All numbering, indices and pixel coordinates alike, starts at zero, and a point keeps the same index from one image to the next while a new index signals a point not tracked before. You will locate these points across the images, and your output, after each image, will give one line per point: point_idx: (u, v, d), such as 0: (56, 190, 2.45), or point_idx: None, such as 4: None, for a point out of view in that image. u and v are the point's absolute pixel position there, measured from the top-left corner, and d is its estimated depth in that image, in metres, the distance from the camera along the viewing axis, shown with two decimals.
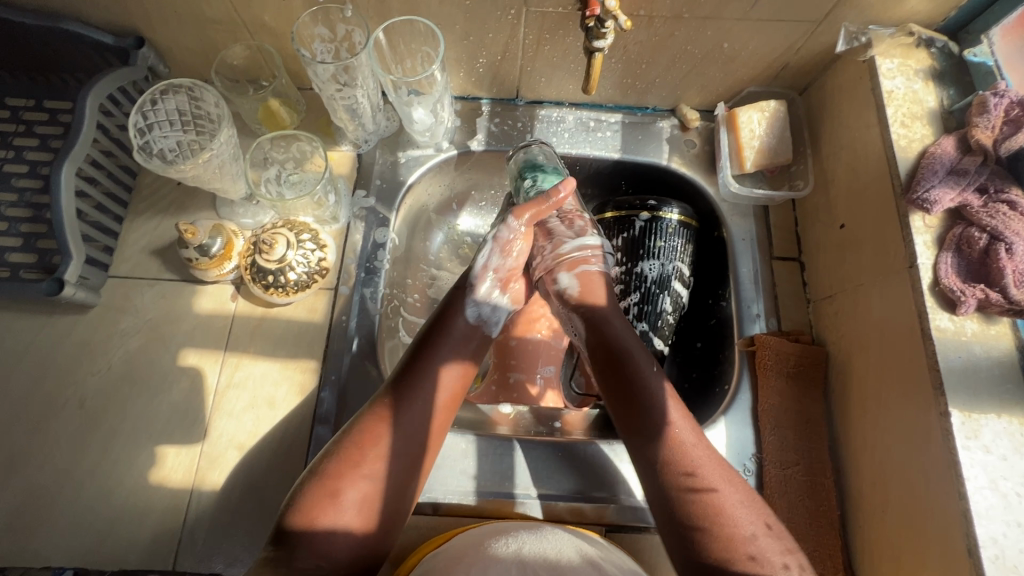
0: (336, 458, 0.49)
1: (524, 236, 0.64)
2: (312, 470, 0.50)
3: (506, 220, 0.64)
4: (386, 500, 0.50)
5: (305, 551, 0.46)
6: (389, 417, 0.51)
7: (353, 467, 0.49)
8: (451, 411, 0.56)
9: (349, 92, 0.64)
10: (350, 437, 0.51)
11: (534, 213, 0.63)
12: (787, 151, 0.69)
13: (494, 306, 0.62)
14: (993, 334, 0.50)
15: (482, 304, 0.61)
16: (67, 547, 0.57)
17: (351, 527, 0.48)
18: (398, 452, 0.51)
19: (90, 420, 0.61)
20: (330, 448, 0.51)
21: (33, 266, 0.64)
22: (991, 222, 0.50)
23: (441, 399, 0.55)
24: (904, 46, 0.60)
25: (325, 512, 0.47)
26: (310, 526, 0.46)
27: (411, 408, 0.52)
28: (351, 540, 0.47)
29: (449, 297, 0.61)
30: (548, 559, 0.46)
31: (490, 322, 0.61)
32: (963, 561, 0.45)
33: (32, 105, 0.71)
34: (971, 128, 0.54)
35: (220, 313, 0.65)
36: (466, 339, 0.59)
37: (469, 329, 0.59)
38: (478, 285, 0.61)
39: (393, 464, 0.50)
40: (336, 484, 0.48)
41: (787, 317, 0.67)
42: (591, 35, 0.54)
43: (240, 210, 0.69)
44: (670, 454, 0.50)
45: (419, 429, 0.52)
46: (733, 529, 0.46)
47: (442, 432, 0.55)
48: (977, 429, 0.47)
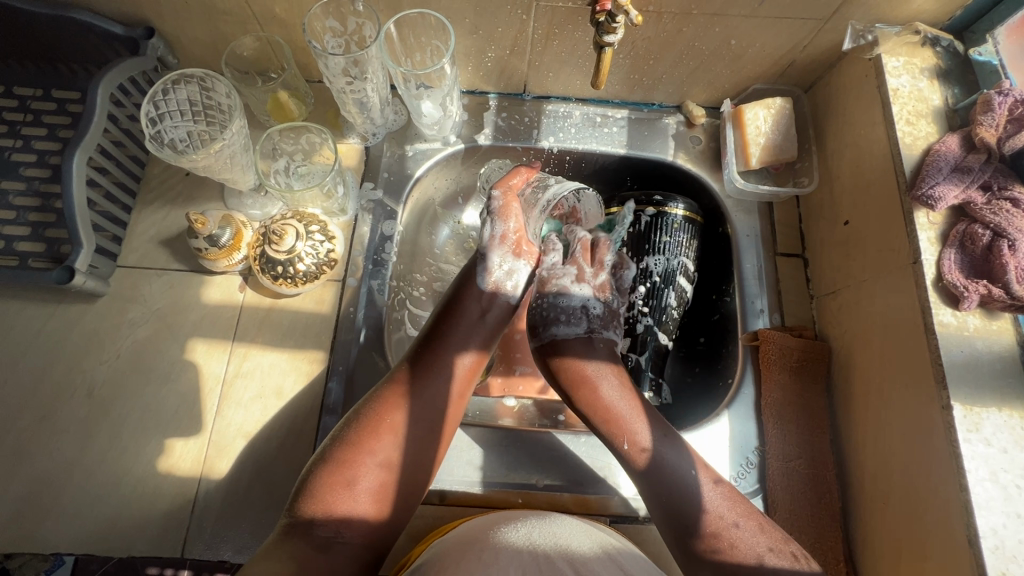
0: (351, 438, 0.51)
1: (513, 199, 0.61)
2: (328, 446, 0.52)
3: (496, 191, 0.61)
4: (402, 480, 0.51)
5: (324, 524, 0.47)
6: (404, 397, 0.53)
7: (368, 447, 0.51)
8: (465, 396, 0.57)
9: (359, 85, 0.64)
10: (369, 409, 0.53)
11: (512, 184, 0.62)
12: (791, 148, 0.70)
13: (510, 269, 0.61)
14: (995, 329, 0.51)
15: (496, 271, 0.60)
16: (76, 534, 0.57)
17: (369, 499, 0.49)
18: (414, 434, 0.53)
19: (98, 408, 0.62)
20: (343, 427, 0.52)
21: (41, 255, 0.64)
22: (994, 219, 0.51)
23: (454, 378, 0.56)
24: (910, 44, 0.61)
25: (342, 488, 0.49)
26: (328, 501, 0.48)
27: (425, 390, 0.54)
28: (367, 517, 0.49)
29: (464, 272, 0.62)
30: (561, 547, 0.47)
31: (508, 287, 0.61)
32: (963, 551, 0.46)
33: (40, 95, 0.71)
34: (975, 126, 0.55)
35: (228, 303, 0.66)
36: (483, 309, 0.60)
37: (485, 300, 0.60)
38: (489, 252, 0.60)
39: (409, 445, 0.52)
40: (353, 462, 0.50)
41: (791, 312, 0.68)
42: (601, 30, 0.54)
43: (249, 201, 0.69)
44: (657, 469, 0.54)
45: (430, 414, 0.54)
46: (736, 536, 0.50)
47: (458, 413, 0.56)
48: (979, 422, 0.48)
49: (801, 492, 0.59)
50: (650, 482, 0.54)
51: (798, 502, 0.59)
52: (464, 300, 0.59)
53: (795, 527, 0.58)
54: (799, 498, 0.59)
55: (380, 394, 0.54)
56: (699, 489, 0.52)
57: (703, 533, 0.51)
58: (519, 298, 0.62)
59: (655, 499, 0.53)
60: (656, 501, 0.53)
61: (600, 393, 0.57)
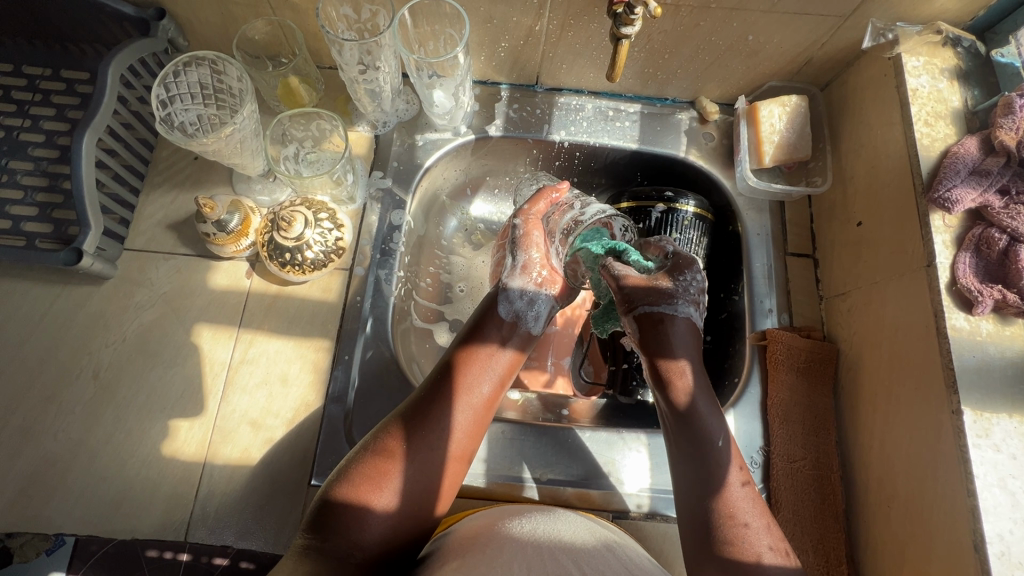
0: (373, 450, 0.50)
1: (535, 229, 0.61)
2: (350, 459, 0.50)
3: (518, 220, 0.62)
4: (419, 496, 0.49)
5: (340, 539, 0.46)
6: (429, 411, 0.52)
7: (388, 460, 0.49)
8: (484, 423, 0.55)
9: (372, 74, 0.63)
10: (394, 424, 0.51)
11: (534, 209, 0.62)
12: (805, 147, 0.69)
13: (531, 300, 0.59)
14: (1008, 335, 0.51)
15: (517, 300, 0.59)
16: (78, 516, 0.57)
17: (384, 517, 0.47)
18: (433, 449, 0.51)
19: (103, 391, 0.62)
20: (365, 442, 0.51)
21: (48, 236, 0.64)
22: (1012, 224, 0.51)
23: (476, 401, 0.54)
24: (930, 45, 0.60)
25: (364, 499, 0.47)
26: (344, 515, 0.46)
27: (447, 410, 0.52)
28: (384, 532, 0.47)
29: (485, 302, 0.60)
30: (566, 545, 0.47)
31: (528, 317, 0.59)
32: (968, 556, 0.46)
33: (48, 74, 0.71)
34: (995, 128, 0.54)
35: (234, 289, 0.66)
36: (503, 338, 0.57)
37: (504, 327, 0.58)
38: (511, 281, 0.59)
39: (429, 459, 0.50)
40: (377, 474, 0.48)
41: (799, 313, 0.68)
42: (619, 21, 0.54)
43: (258, 187, 0.69)
44: (708, 450, 0.51)
45: (448, 435, 0.52)
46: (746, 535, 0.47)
47: (477, 437, 0.54)
48: (988, 427, 0.48)
49: (805, 493, 0.59)
50: (692, 469, 0.51)
51: (802, 503, 0.59)
52: (486, 326, 0.58)
53: (798, 528, 0.58)
54: (804, 499, 0.59)
55: (403, 413, 0.52)
56: (729, 485, 0.50)
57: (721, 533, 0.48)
58: (539, 328, 0.60)
59: (685, 482, 0.51)
60: (688, 486, 0.51)
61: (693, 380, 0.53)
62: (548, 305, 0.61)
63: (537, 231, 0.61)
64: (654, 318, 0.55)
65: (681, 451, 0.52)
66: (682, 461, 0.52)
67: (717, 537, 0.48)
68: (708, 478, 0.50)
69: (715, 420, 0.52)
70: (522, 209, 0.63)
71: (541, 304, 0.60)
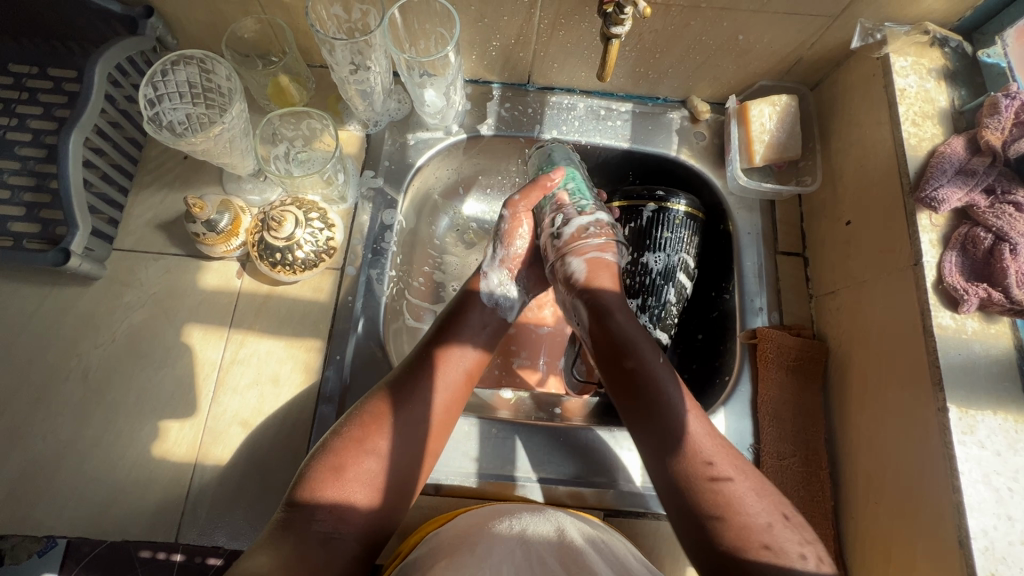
0: (352, 431, 0.50)
1: (524, 220, 0.66)
2: (328, 439, 0.51)
3: (507, 212, 0.65)
4: (398, 471, 0.50)
5: (321, 518, 0.46)
6: (402, 398, 0.52)
7: (366, 441, 0.50)
8: (461, 401, 0.56)
9: (363, 74, 0.63)
10: (372, 404, 0.52)
11: (523, 201, 0.65)
12: (796, 146, 0.69)
13: (507, 290, 0.64)
14: (992, 333, 0.51)
15: (494, 288, 0.63)
16: (68, 518, 0.57)
17: (366, 494, 0.48)
18: (411, 428, 0.51)
19: (92, 393, 0.61)
20: (342, 424, 0.51)
21: (36, 236, 0.63)
22: (997, 223, 0.51)
23: (455, 377, 0.56)
24: (918, 44, 0.61)
25: (345, 476, 0.48)
26: (327, 494, 0.47)
27: (427, 387, 0.53)
28: (365, 509, 0.48)
29: (466, 287, 0.63)
30: (557, 545, 0.47)
31: (504, 306, 0.63)
32: (953, 551, 0.46)
33: (36, 73, 0.70)
34: (981, 129, 0.55)
35: (225, 289, 0.65)
36: (484, 322, 0.60)
37: (486, 312, 0.61)
38: (490, 273, 0.64)
39: (407, 437, 0.51)
40: (356, 450, 0.49)
41: (789, 311, 0.68)
42: (609, 21, 0.54)
43: (248, 186, 0.68)
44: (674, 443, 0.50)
45: (427, 414, 0.53)
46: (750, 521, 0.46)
47: (454, 413, 0.55)
48: (973, 424, 0.48)
49: (794, 490, 0.60)
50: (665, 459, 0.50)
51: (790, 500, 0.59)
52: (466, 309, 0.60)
53: None
54: (792, 495, 0.59)
55: (379, 394, 0.53)
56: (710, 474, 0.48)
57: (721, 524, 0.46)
58: (513, 317, 0.64)
59: (665, 480, 0.50)
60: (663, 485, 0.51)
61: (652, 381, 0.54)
62: (521, 297, 0.66)
63: (525, 211, 0.65)
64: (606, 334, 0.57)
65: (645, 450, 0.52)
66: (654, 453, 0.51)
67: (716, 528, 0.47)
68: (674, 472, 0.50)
69: (688, 414, 0.52)
70: (513, 199, 0.65)
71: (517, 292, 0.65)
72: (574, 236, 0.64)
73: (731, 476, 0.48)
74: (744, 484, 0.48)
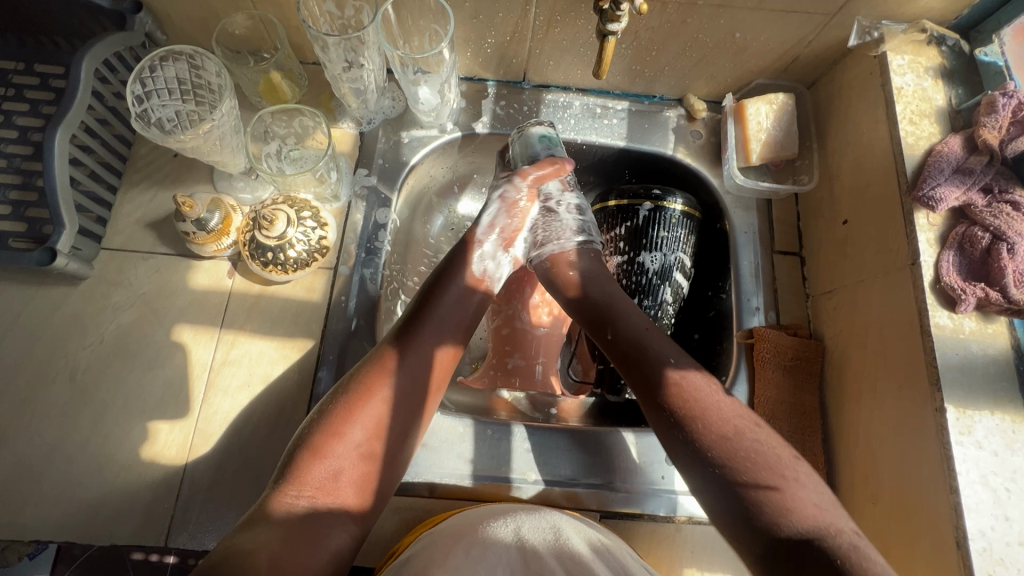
0: (337, 407, 0.50)
1: (530, 195, 0.67)
2: (314, 417, 0.50)
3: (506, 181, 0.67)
4: (384, 448, 0.50)
5: (307, 502, 0.45)
6: (385, 374, 0.52)
7: (349, 420, 0.49)
8: (443, 382, 0.56)
9: (356, 72, 0.63)
10: (355, 381, 0.52)
11: (539, 175, 0.66)
12: (792, 145, 0.69)
13: (499, 259, 0.65)
14: (990, 332, 0.51)
15: (485, 258, 0.64)
16: (54, 522, 0.56)
17: (352, 475, 0.48)
18: (396, 401, 0.52)
19: (80, 394, 0.60)
20: (320, 407, 0.51)
21: (22, 235, 0.62)
22: (994, 222, 0.51)
23: (438, 349, 0.56)
24: (915, 43, 0.60)
25: (329, 449, 0.48)
26: (312, 475, 0.46)
27: (411, 359, 0.54)
28: (353, 489, 0.48)
29: (451, 252, 0.63)
30: (555, 544, 0.48)
31: (494, 275, 0.64)
32: (951, 552, 0.46)
33: (21, 68, 0.69)
34: (978, 127, 0.54)
35: (216, 289, 0.64)
36: (467, 291, 0.60)
37: (472, 282, 0.61)
38: (483, 241, 0.64)
39: (393, 411, 0.51)
40: (341, 424, 0.49)
41: (785, 311, 0.68)
42: (606, 18, 0.53)
43: (240, 184, 0.67)
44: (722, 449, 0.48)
45: (409, 386, 0.53)
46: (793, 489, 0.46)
47: (438, 387, 0.55)
48: (971, 425, 0.48)
49: None
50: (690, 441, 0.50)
51: None
52: (450, 278, 0.60)
53: None
54: None
55: (360, 373, 0.52)
56: (742, 445, 0.48)
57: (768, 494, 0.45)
58: (501, 285, 0.65)
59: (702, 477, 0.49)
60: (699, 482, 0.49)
61: (687, 381, 0.52)
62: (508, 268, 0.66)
63: (529, 189, 0.67)
64: (603, 314, 0.59)
65: (678, 453, 0.51)
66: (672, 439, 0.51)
67: (756, 506, 0.45)
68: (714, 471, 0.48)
69: (705, 390, 0.52)
70: (525, 170, 0.66)
71: (504, 264, 0.66)
72: (580, 228, 0.68)
73: (784, 480, 0.46)
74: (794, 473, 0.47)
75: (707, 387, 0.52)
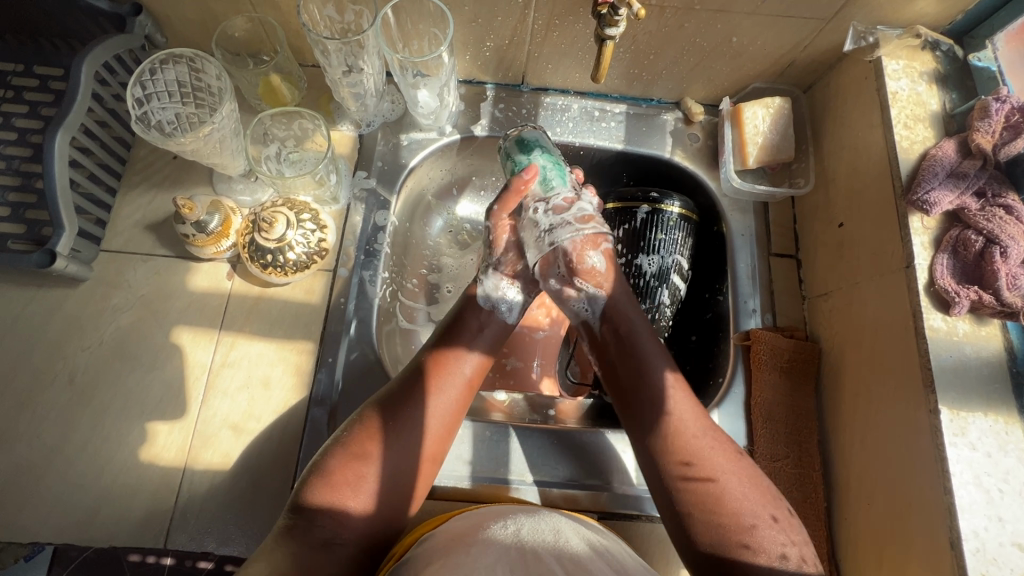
0: (357, 441, 0.51)
1: (505, 229, 0.62)
2: (336, 441, 0.51)
3: (488, 222, 0.62)
4: (401, 487, 0.51)
5: (326, 521, 0.46)
6: (409, 407, 0.53)
7: (371, 452, 0.50)
8: (464, 407, 0.57)
9: (356, 76, 0.63)
10: (375, 417, 0.52)
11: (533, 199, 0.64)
12: (789, 148, 0.69)
13: (502, 291, 0.62)
14: (983, 335, 0.52)
15: (490, 290, 0.62)
16: (53, 524, 0.56)
17: (362, 508, 0.48)
18: (421, 433, 0.52)
19: (79, 397, 0.60)
20: (339, 436, 0.51)
21: (21, 237, 0.62)
22: (988, 226, 0.52)
23: (461, 381, 0.57)
24: (910, 48, 0.61)
25: (348, 480, 0.48)
26: (326, 500, 0.47)
27: (439, 390, 0.55)
28: (367, 517, 0.48)
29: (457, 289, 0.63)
30: (552, 545, 0.47)
31: (501, 307, 0.62)
32: (945, 553, 0.46)
33: (21, 71, 0.69)
34: (972, 132, 0.55)
35: (215, 291, 0.65)
36: (480, 326, 0.60)
37: (482, 317, 0.61)
38: (486, 277, 0.62)
39: (418, 444, 0.52)
40: (361, 455, 0.50)
41: (782, 313, 0.68)
42: (604, 22, 0.54)
43: (239, 186, 0.68)
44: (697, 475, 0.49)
45: (435, 420, 0.53)
46: (751, 530, 0.46)
47: (459, 417, 0.56)
48: (964, 426, 0.49)
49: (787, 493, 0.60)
50: (655, 448, 0.52)
51: None
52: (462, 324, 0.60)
53: None
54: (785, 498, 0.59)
55: (385, 401, 0.53)
56: (713, 470, 0.49)
57: (715, 522, 0.47)
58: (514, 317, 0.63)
59: (657, 484, 0.51)
60: (654, 487, 0.52)
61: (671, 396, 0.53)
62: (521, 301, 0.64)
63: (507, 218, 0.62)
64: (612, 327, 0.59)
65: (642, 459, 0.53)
66: (642, 441, 0.53)
67: (707, 525, 0.47)
68: (671, 483, 0.50)
69: (683, 410, 0.53)
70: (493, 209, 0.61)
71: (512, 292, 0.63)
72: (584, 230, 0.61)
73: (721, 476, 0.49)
74: (744, 495, 0.48)
75: (688, 403, 0.53)
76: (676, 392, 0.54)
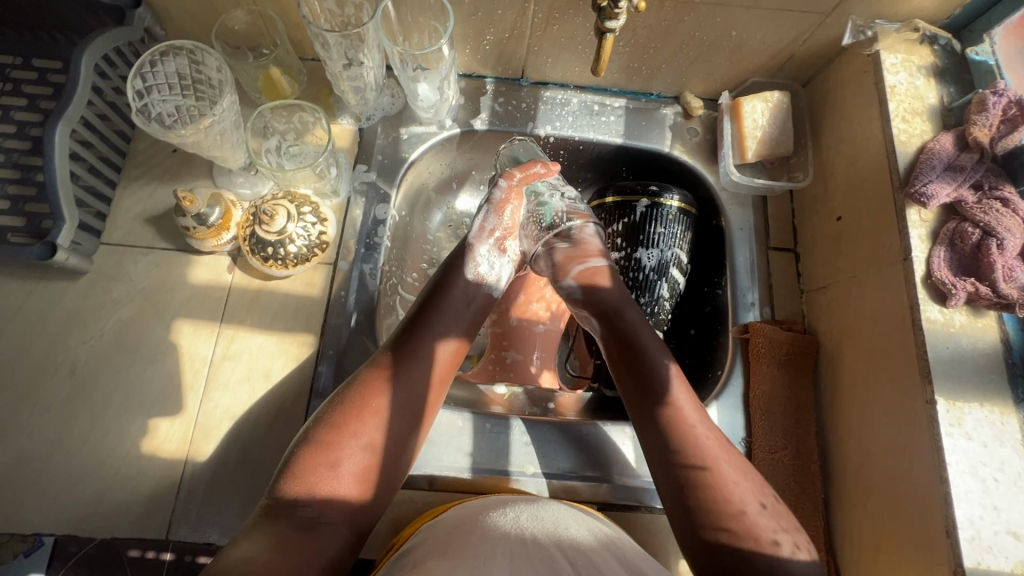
0: (335, 420, 0.50)
1: (515, 195, 0.67)
2: (316, 421, 0.50)
3: (499, 187, 0.66)
4: (384, 466, 0.50)
5: (307, 500, 0.46)
6: (387, 382, 0.52)
7: (350, 430, 0.49)
8: (447, 383, 0.56)
9: (356, 69, 0.63)
10: (353, 392, 0.51)
11: (523, 176, 0.66)
12: (788, 142, 0.70)
13: (494, 262, 0.65)
14: (979, 327, 0.52)
15: (483, 263, 0.64)
16: (55, 516, 0.56)
17: (348, 491, 0.47)
18: (403, 409, 0.52)
19: (80, 389, 0.60)
20: (317, 418, 0.50)
21: (21, 230, 0.62)
22: (984, 219, 0.52)
23: (443, 357, 0.56)
24: (908, 42, 0.61)
25: (326, 458, 0.47)
26: (311, 485, 0.46)
27: (418, 365, 0.54)
28: (352, 499, 0.48)
29: (450, 259, 0.63)
30: (553, 534, 0.47)
31: (490, 279, 0.64)
32: (941, 541, 0.47)
33: (20, 63, 0.68)
34: (970, 125, 0.55)
35: (215, 284, 0.65)
36: (467, 299, 0.61)
37: (469, 288, 0.61)
38: (477, 243, 0.64)
39: (397, 420, 0.51)
40: (341, 433, 0.49)
41: (780, 306, 0.69)
42: (604, 15, 0.53)
43: (239, 179, 0.68)
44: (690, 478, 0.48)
45: (415, 396, 0.53)
46: (749, 519, 0.45)
47: (441, 393, 0.56)
48: (960, 417, 0.49)
49: (784, 484, 0.60)
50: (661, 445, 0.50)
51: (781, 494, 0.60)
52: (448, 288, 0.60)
53: None
54: (783, 489, 0.60)
55: (363, 377, 0.52)
56: (714, 464, 0.48)
57: (719, 515, 0.46)
58: (499, 291, 0.65)
59: (663, 480, 0.50)
60: (660, 483, 0.50)
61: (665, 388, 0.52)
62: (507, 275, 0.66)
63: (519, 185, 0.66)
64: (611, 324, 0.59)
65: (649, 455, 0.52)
66: (647, 437, 0.52)
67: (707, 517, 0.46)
68: (675, 476, 0.49)
69: (685, 404, 0.52)
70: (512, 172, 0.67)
71: (503, 267, 0.66)
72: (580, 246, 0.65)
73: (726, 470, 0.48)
74: (746, 487, 0.47)
75: (689, 396, 0.52)
76: (678, 388, 0.53)
